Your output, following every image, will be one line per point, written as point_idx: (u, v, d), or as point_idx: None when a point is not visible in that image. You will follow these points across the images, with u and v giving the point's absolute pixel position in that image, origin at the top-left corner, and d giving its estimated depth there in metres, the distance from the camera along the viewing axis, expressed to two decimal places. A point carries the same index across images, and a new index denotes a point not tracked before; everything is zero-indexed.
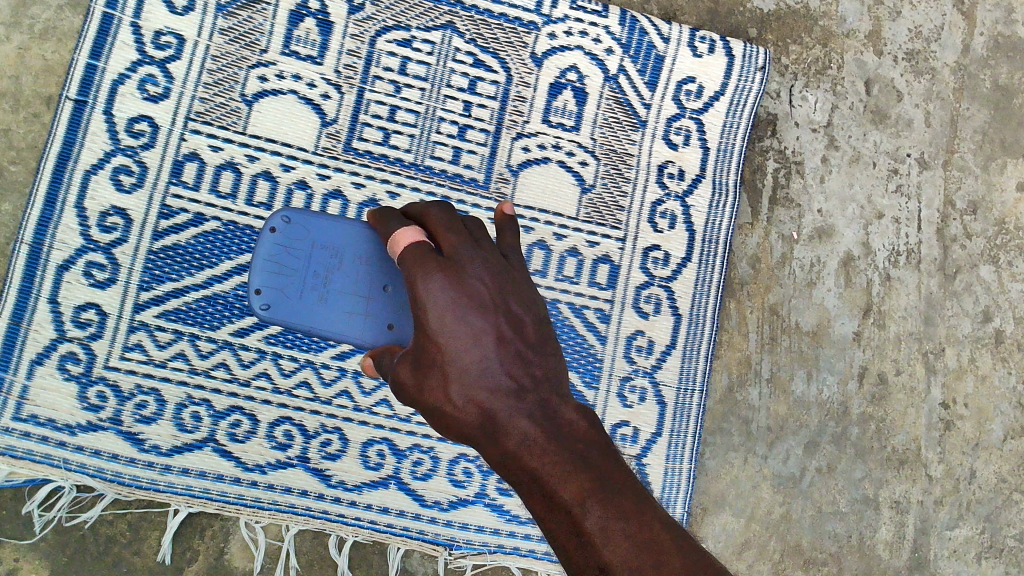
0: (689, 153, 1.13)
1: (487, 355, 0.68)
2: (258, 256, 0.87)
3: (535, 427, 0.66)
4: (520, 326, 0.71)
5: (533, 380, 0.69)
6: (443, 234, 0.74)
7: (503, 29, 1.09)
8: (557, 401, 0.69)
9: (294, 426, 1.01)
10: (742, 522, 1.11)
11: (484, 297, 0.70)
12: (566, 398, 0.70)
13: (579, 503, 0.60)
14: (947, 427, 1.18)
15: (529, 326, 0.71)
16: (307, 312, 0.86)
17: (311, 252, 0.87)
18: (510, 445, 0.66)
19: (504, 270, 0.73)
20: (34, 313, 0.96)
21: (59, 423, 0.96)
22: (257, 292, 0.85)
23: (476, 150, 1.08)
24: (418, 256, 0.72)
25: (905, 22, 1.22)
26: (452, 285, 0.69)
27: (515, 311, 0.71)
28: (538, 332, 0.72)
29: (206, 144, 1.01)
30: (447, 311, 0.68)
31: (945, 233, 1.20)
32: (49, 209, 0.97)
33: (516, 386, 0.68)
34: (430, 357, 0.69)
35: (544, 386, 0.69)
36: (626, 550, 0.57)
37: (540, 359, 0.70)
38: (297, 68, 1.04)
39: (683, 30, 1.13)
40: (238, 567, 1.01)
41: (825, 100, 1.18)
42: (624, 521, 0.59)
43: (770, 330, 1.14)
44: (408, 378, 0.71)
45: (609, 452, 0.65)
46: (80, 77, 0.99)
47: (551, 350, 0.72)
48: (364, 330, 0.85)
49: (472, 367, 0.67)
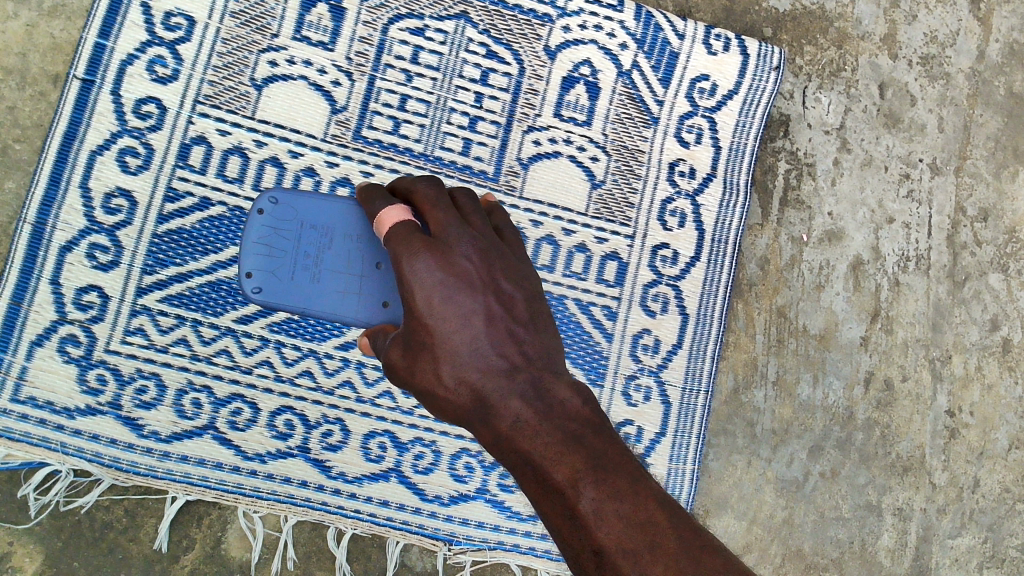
0: (701, 152, 1.12)
1: (478, 335, 0.67)
2: (248, 240, 0.88)
3: (528, 407, 0.65)
4: (509, 304, 0.70)
5: (525, 359, 0.68)
6: (429, 213, 0.73)
7: (517, 21, 1.08)
8: (551, 379, 0.67)
9: (295, 416, 1.00)
10: (744, 524, 1.10)
11: (473, 276, 0.69)
12: (560, 376, 0.68)
13: (572, 485, 0.59)
14: (952, 435, 1.17)
15: (519, 304, 0.71)
16: (299, 294, 0.86)
17: (300, 233, 0.87)
18: (502, 426, 0.65)
19: (493, 247, 0.73)
20: (35, 294, 0.95)
21: (57, 406, 0.94)
22: (248, 275, 0.86)
23: (486, 142, 1.06)
24: (404, 236, 0.71)
25: (921, 27, 1.21)
26: (439, 265, 0.68)
27: (503, 289, 0.71)
28: (529, 310, 0.72)
29: (214, 127, 1.00)
30: (434, 291, 0.68)
31: (955, 240, 1.19)
32: (53, 188, 0.96)
33: (507, 364, 0.67)
34: (419, 339, 0.68)
35: (537, 364, 0.68)
36: (622, 532, 0.55)
37: (531, 338, 0.70)
38: (308, 54, 1.02)
39: (698, 27, 1.11)
40: (234, 557, 0.99)
41: (839, 102, 1.17)
42: (618, 502, 0.57)
43: (778, 332, 1.13)
44: (400, 360, 0.71)
45: (605, 433, 0.63)
46: (88, 56, 0.97)
47: (542, 330, 0.71)
48: (358, 308, 0.84)
49: (461, 348, 0.67)
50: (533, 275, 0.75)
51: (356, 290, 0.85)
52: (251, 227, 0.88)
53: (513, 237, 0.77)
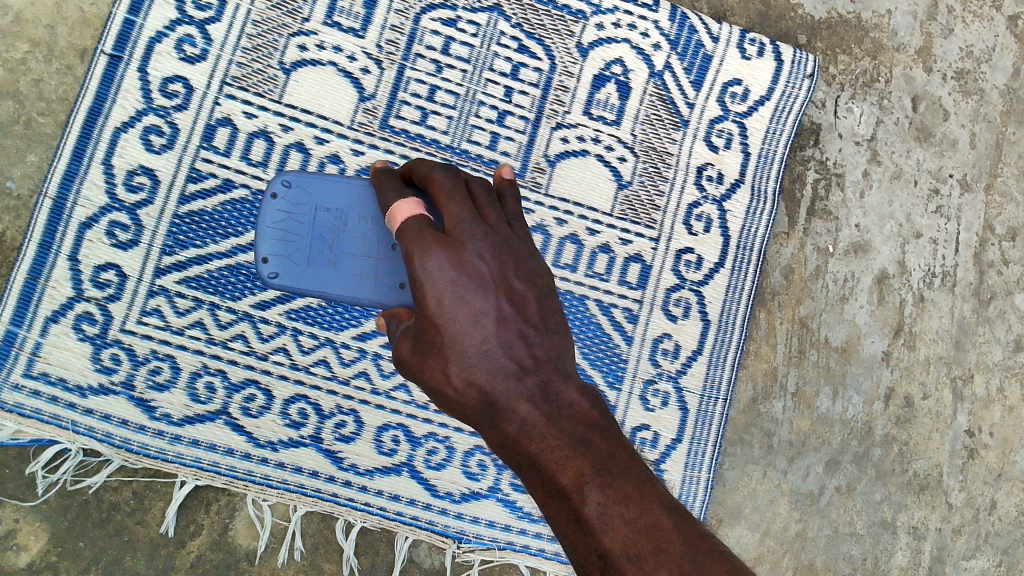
0: (730, 157, 1.10)
1: (488, 338, 0.63)
2: (263, 226, 0.86)
3: (536, 411, 0.62)
4: (522, 304, 0.66)
5: (535, 360, 0.64)
6: (444, 205, 0.68)
7: (551, 16, 1.06)
8: (560, 381, 0.64)
9: (309, 405, 0.99)
10: (757, 536, 1.09)
11: (486, 274, 0.64)
12: (569, 377, 0.65)
13: (579, 490, 0.57)
14: (971, 455, 1.16)
15: (531, 304, 0.67)
16: (316, 277, 0.84)
17: (315, 216, 0.85)
18: (511, 429, 0.62)
19: (507, 243, 0.68)
20: (53, 270, 0.94)
21: (70, 384, 0.93)
22: (264, 260, 0.84)
23: (514, 137, 1.05)
24: (417, 232, 0.66)
25: (956, 41, 1.19)
26: (453, 264, 0.64)
27: (516, 288, 0.66)
28: (540, 309, 0.67)
29: (240, 110, 0.99)
30: (446, 290, 0.63)
31: (982, 258, 1.18)
32: (76, 163, 0.95)
33: (517, 366, 0.63)
34: (429, 337, 0.64)
35: (546, 365, 0.64)
36: (627, 537, 0.54)
37: (542, 338, 0.66)
38: (338, 39, 1.01)
39: (733, 30, 1.10)
40: (241, 545, 0.98)
41: (871, 113, 1.16)
42: (625, 506, 0.55)
43: (799, 342, 1.12)
44: (408, 356, 0.67)
45: (615, 438, 0.61)
46: (117, 32, 0.96)
47: (553, 329, 0.68)
48: (374, 291, 0.82)
49: (472, 349, 0.63)
50: (546, 271, 0.71)
51: (372, 273, 0.83)
52: (270, 213, 0.86)
53: (524, 232, 0.72)
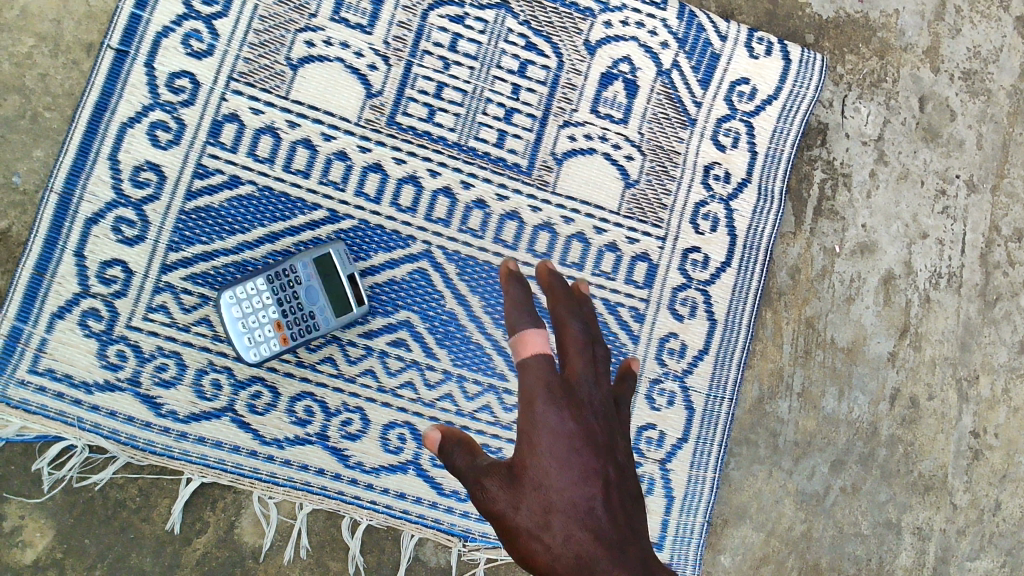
0: (737, 156, 1.10)
1: (561, 450, 0.53)
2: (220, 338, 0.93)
3: (595, 540, 0.50)
4: (599, 427, 0.56)
5: (607, 479, 0.53)
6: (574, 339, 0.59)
7: (559, 13, 1.06)
8: (625, 513, 0.53)
9: (315, 403, 0.98)
10: (761, 536, 1.09)
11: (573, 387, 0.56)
12: (631, 513, 0.53)
13: None
14: (975, 456, 1.16)
15: (605, 428, 0.56)
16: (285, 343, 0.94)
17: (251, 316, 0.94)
18: (555, 556, 0.50)
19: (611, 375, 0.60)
20: (59, 266, 0.93)
21: (76, 380, 0.93)
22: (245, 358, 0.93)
23: (521, 135, 1.05)
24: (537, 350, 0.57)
25: (964, 41, 1.19)
26: (570, 413, 0.54)
27: (596, 408, 0.56)
28: (618, 440, 0.57)
29: (247, 106, 0.98)
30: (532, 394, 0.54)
31: (989, 259, 1.17)
32: (82, 159, 0.94)
33: (586, 484, 0.52)
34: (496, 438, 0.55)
35: (615, 489, 0.53)
36: None
37: (616, 466, 0.55)
38: (345, 36, 1.01)
39: (742, 29, 1.10)
40: (246, 543, 0.98)
41: (878, 114, 1.16)
42: None
43: (805, 342, 1.12)
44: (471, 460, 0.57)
45: None
46: (123, 26, 0.96)
47: (627, 464, 0.56)
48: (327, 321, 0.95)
49: (543, 462, 0.53)
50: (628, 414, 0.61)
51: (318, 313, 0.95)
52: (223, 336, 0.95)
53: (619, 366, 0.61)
